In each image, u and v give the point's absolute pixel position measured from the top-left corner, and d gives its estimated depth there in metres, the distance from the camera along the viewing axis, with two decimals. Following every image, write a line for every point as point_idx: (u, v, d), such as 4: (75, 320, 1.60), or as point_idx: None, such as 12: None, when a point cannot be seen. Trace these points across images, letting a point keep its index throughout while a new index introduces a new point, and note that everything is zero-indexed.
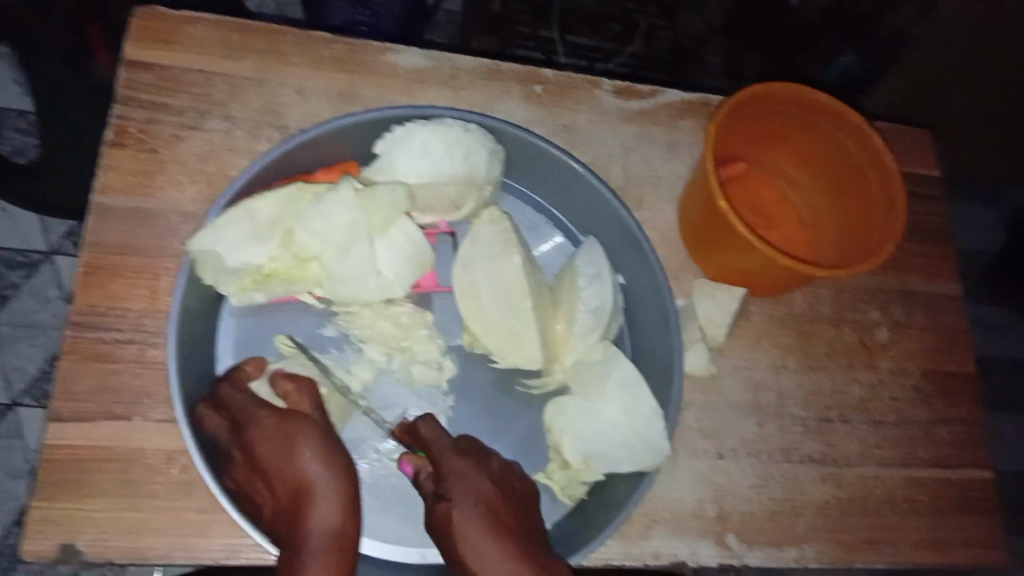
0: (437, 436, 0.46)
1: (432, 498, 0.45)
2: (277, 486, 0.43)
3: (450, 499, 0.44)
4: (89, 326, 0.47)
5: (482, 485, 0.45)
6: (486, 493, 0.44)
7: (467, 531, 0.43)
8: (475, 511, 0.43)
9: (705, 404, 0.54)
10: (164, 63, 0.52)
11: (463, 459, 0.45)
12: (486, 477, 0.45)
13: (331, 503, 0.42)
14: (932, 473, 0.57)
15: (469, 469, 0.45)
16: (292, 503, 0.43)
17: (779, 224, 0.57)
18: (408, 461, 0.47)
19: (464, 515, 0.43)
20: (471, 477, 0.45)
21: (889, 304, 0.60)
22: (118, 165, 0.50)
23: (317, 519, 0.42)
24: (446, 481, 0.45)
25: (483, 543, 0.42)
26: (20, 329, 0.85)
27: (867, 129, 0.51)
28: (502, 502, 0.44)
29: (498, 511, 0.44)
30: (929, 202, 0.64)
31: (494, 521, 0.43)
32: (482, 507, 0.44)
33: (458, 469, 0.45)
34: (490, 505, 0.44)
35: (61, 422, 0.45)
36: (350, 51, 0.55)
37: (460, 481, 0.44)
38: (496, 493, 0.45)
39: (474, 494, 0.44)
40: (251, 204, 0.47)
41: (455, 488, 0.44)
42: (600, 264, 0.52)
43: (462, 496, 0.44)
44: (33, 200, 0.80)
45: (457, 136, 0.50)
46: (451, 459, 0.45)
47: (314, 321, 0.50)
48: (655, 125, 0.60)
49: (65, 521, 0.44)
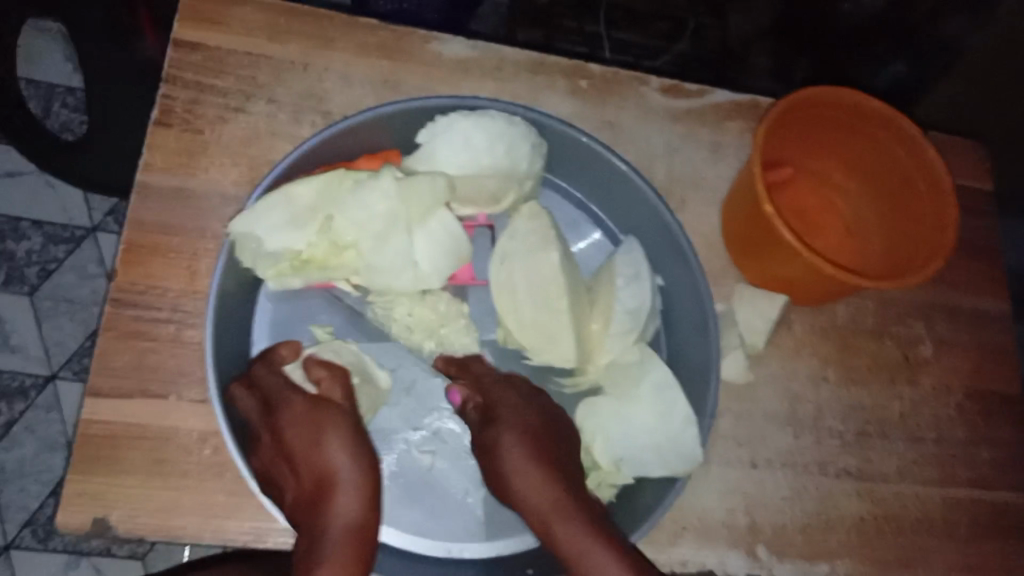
0: (488, 375, 0.48)
1: (479, 426, 0.47)
2: (302, 472, 0.44)
3: (501, 424, 0.46)
4: (129, 303, 0.47)
5: (529, 415, 0.46)
6: (534, 424, 0.46)
7: (511, 457, 0.45)
8: (522, 441, 0.45)
9: (740, 411, 0.53)
10: (211, 45, 0.52)
11: (513, 393, 0.47)
12: (533, 409, 0.47)
13: (353, 495, 0.43)
14: (970, 493, 0.56)
15: (521, 404, 0.47)
16: (315, 491, 0.43)
17: (826, 231, 0.56)
18: (454, 389, 0.48)
19: (513, 442, 0.45)
20: (520, 409, 0.46)
21: (934, 319, 0.59)
22: (162, 145, 0.50)
23: (339, 509, 0.42)
24: (499, 409, 0.46)
25: (527, 469, 0.45)
26: (61, 304, 0.86)
27: (921, 139, 0.50)
28: (548, 435, 0.46)
29: (543, 443, 0.46)
30: (980, 215, 0.62)
31: (539, 454, 0.45)
32: (530, 438, 0.45)
33: (511, 401, 0.47)
34: (535, 436, 0.46)
35: (98, 397, 0.45)
36: (396, 38, 0.55)
37: (511, 411, 0.46)
38: (543, 427, 0.46)
39: (525, 427, 0.46)
40: (292, 188, 0.46)
41: (507, 415, 0.46)
42: (639, 264, 0.51)
43: (514, 424, 0.46)
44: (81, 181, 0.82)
45: (500, 129, 0.49)
46: (502, 393, 0.47)
47: (349, 307, 0.50)
48: (701, 126, 0.59)
49: (99, 495, 0.44)
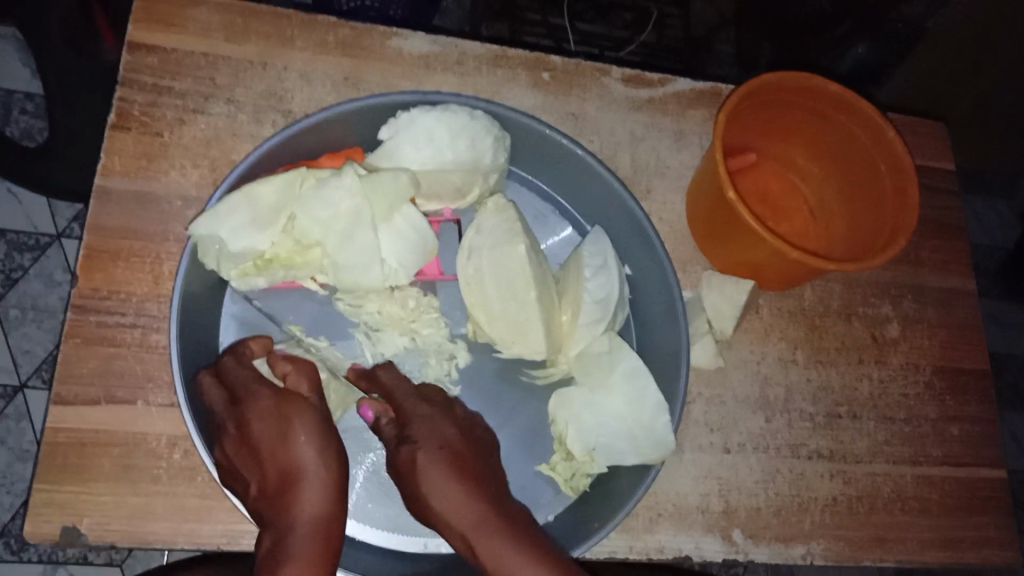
0: (398, 384, 0.46)
1: (392, 440, 0.44)
2: (266, 466, 0.42)
3: (415, 442, 0.43)
4: (92, 309, 0.47)
5: (447, 430, 0.44)
6: (451, 438, 0.43)
7: (430, 474, 0.42)
8: (440, 455, 0.42)
9: (711, 397, 0.53)
10: (168, 46, 0.51)
11: (426, 406, 0.45)
12: (450, 423, 0.44)
13: (320, 490, 0.42)
14: (940, 469, 0.57)
15: (432, 414, 0.44)
16: (280, 485, 0.42)
17: (790, 215, 0.57)
18: (367, 403, 0.45)
19: (429, 458, 0.42)
20: (434, 422, 0.44)
21: (900, 299, 0.59)
22: (121, 148, 0.50)
23: (304, 503, 0.41)
24: (412, 426, 0.44)
25: (448, 488, 0.41)
26: (27, 312, 0.85)
27: (880, 120, 0.50)
28: (467, 449, 0.43)
29: (463, 456, 0.43)
30: (942, 195, 0.63)
31: (461, 468, 0.42)
32: (448, 453, 0.43)
33: (422, 414, 0.44)
34: (453, 448, 0.43)
35: (64, 405, 0.45)
36: (356, 35, 0.55)
37: (425, 426, 0.44)
38: (461, 439, 0.44)
39: (440, 440, 0.43)
40: (253, 188, 0.45)
41: (420, 432, 0.43)
42: (606, 254, 0.51)
43: (428, 439, 0.43)
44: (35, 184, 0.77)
45: (463, 123, 0.49)
46: (415, 405, 0.45)
47: (317, 306, 0.49)
48: (664, 114, 0.59)
49: (67, 504, 0.44)
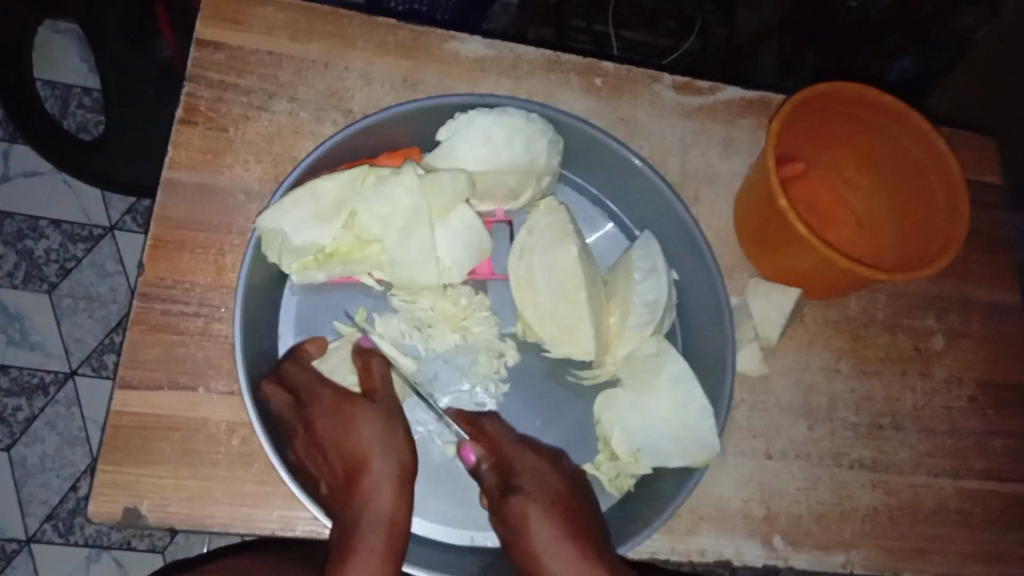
0: (504, 434, 0.47)
1: (494, 485, 0.47)
2: (333, 461, 0.45)
3: (528, 496, 0.45)
4: (157, 297, 0.48)
5: (554, 481, 0.46)
6: (558, 489, 0.46)
7: (542, 524, 0.44)
8: (551, 511, 0.45)
9: (755, 403, 0.54)
10: (234, 44, 0.53)
11: (533, 454, 0.47)
12: (556, 475, 0.47)
13: (384, 484, 0.44)
14: (982, 483, 0.57)
15: (539, 465, 0.47)
16: (348, 480, 0.45)
17: (838, 225, 0.57)
18: (466, 446, 0.47)
19: (539, 512, 0.44)
20: (542, 473, 0.46)
21: (945, 311, 0.59)
22: (188, 143, 0.51)
23: (371, 501, 0.44)
24: (521, 477, 0.46)
25: (560, 544, 0.44)
26: (80, 302, 0.88)
27: (931, 133, 0.51)
28: (573, 498, 0.46)
29: (572, 510, 0.45)
30: (990, 209, 0.63)
31: (570, 521, 0.45)
32: (557, 507, 0.45)
33: (530, 464, 0.46)
34: (563, 505, 0.45)
35: (128, 389, 0.46)
36: (414, 37, 0.56)
37: (532, 476, 0.46)
38: (567, 489, 0.46)
39: (550, 494, 0.45)
40: (317, 184, 0.47)
41: (530, 484, 0.45)
42: (655, 258, 0.51)
43: (539, 492, 0.45)
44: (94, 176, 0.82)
45: (519, 125, 0.50)
46: (522, 454, 0.46)
47: (374, 301, 0.51)
48: (713, 122, 0.59)
49: (130, 485, 0.45)
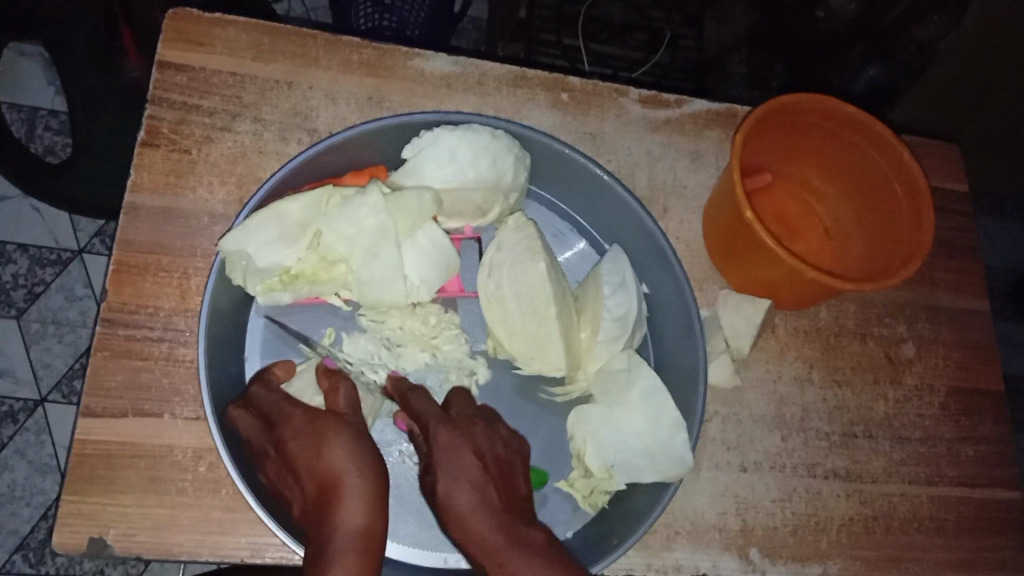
0: (426, 407, 0.46)
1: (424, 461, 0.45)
2: (305, 482, 0.43)
3: (437, 474, 0.43)
4: (120, 323, 0.48)
5: (466, 457, 0.43)
6: (471, 466, 0.43)
7: (449, 497, 0.42)
8: (461, 485, 0.42)
9: (728, 415, 0.54)
10: (196, 65, 0.53)
11: (448, 430, 0.44)
12: (472, 448, 0.44)
13: (358, 499, 0.42)
14: (955, 490, 0.57)
15: (453, 439, 0.44)
16: (320, 500, 0.42)
17: (806, 236, 0.57)
18: (398, 417, 0.48)
19: (451, 489, 0.42)
20: (455, 450, 0.43)
21: (915, 319, 0.60)
22: (151, 165, 0.51)
23: (346, 513, 0.41)
24: (436, 451, 0.43)
25: (466, 518, 0.41)
26: (49, 326, 0.87)
27: (895, 142, 0.51)
28: (491, 473, 0.43)
29: (485, 482, 0.42)
30: (956, 217, 0.63)
31: (482, 492, 0.42)
32: (469, 484, 0.42)
33: (442, 440, 0.43)
34: (474, 479, 0.42)
35: (92, 417, 0.46)
36: (380, 56, 0.56)
37: (446, 455, 0.43)
38: (481, 461, 0.43)
39: (460, 468, 0.43)
40: (280, 205, 0.46)
41: (441, 462, 0.43)
42: (625, 272, 0.51)
43: (449, 470, 0.43)
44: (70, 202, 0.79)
45: (484, 143, 0.50)
46: (437, 431, 0.44)
47: (341, 322, 0.50)
48: (681, 135, 0.60)
49: (94, 516, 0.45)
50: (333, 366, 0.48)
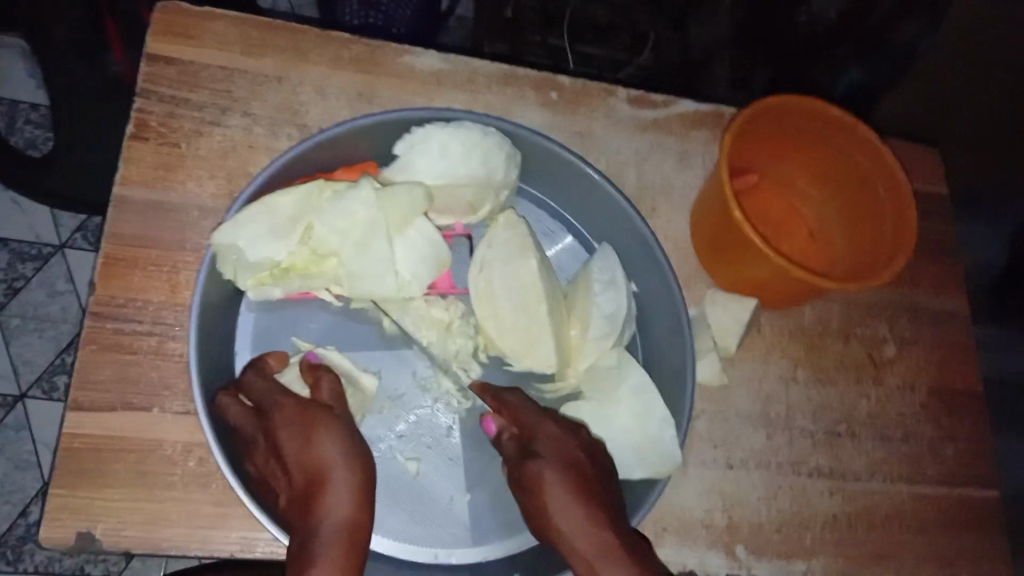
0: (524, 403, 0.47)
1: (514, 452, 0.47)
2: (293, 472, 0.43)
3: (543, 459, 0.45)
4: (109, 317, 0.47)
5: (572, 450, 0.46)
6: (578, 459, 0.46)
7: (552, 483, 0.44)
8: (565, 473, 0.44)
9: (715, 413, 0.54)
10: (186, 59, 0.52)
11: (553, 424, 0.47)
12: (574, 441, 0.46)
13: (347, 493, 0.42)
14: (935, 487, 0.58)
15: (559, 433, 0.46)
16: (307, 490, 0.43)
17: (791, 236, 0.58)
18: (489, 419, 0.49)
19: (557, 475, 0.44)
20: (561, 440, 0.46)
21: (896, 319, 0.61)
22: (140, 158, 0.50)
23: (331, 509, 0.42)
24: (539, 441, 0.46)
25: (567, 502, 0.43)
26: (30, 321, 0.87)
27: (879, 145, 0.52)
28: (590, 466, 0.46)
29: (587, 478, 0.45)
30: (937, 219, 0.64)
31: (582, 483, 0.44)
32: (573, 473, 0.45)
33: (550, 433, 0.46)
34: (576, 469, 0.45)
35: (79, 411, 0.45)
36: (370, 52, 0.56)
37: (551, 445, 0.46)
38: (584, 459, 0.46)
39: (565, 459, 0.45)
40: (273, 199, 0.46)
41: (547, 448, 0.46)
42: (615, 270, 0.52)
43: (555, 458, 0.45)
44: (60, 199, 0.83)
45: (476, 139, 0.50)
46: (541, 423, 0.47)
47: (331, 317, 0.50)
48: (668, 135, 0.60)
49: (82, 511, 0.44)
50: (315, 361, 0.48)
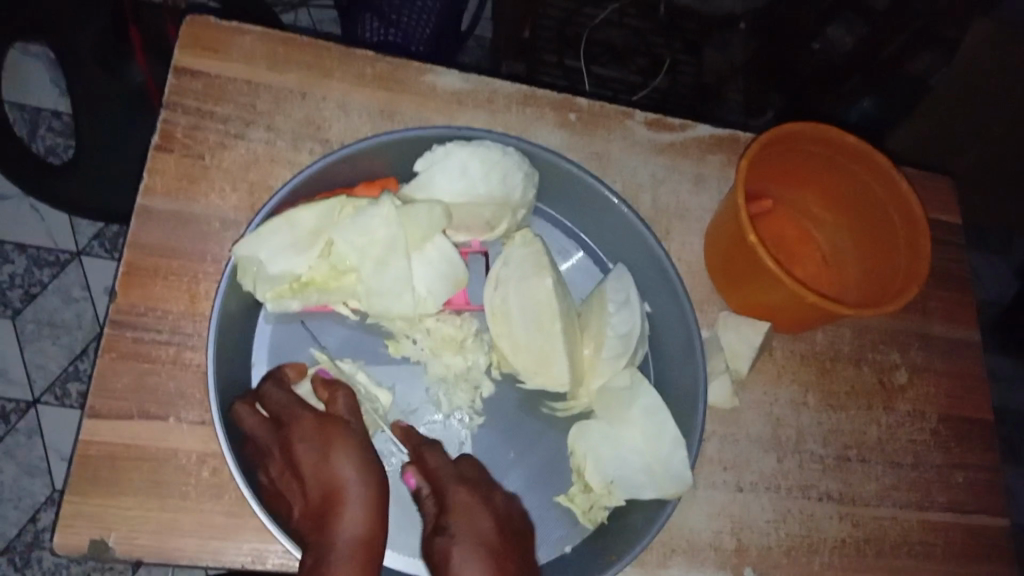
0: (442, 465, 0.46)
1: (432, 512, 0.46)
2: (309, 487, 0.45)
3: (453, 537, 0.44)
4: (128, 325, 0.48)
5: (484, 523, 0.45)
6: (488, 533, 0.44)
7: (460, 574, 0.42)
8: (473, 555, 0.43)
9: (725, 435, 0.55)
10: (212, 73, 0.53)
11: (467, 490, 0.46)
12: (487, 510, 0.45)
13: (360, 507, 0.43)
14: (944, 515, 0.58)
15: (472, 502, 0.45)
16: (322, 505, 0.44)
17: (804, 262, 0.58)
18: (410, 471, 0.47)
19: (465, 556, 0.43)
20: (470, 513, 0.45)
21: (908, 346, 0.61)
22: (164, 169, 0.51)
23: (347, 523, 0.43)
24: (449, 513, 0.45)
25: None
26: (44, 327, 0.88)
27: (894, 174, 0.52)
28: (501, 538, 0.44)
29: (499, 552, 0.44)
30: (950, 247, 0.65)
31: (493, 564, 0.43)
32: (483, 552, 0.43)
33: (462, 502, 0.45)
34: (488, 545, 0.44)
35: (97, 418, 0.46)
36: (392, 70, 0.57)
37: (461, 517, 0.45)
38: (498, 530, 0.45)
39: (476, 536, 0.44)
40: (294, 213, 0.47)
41: (457, 524, 0.44)
42: (629, 290, 0.52)
43: (464, 535, 0.44)
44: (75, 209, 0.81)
45: (495, 159, 0.51)
46: (455, 491, 0.45)
47: (348, 331, 0.51)
48: (685, 158, 0.61)
49: (96, 517, 0.44)
50: (328, 377, 0.48)
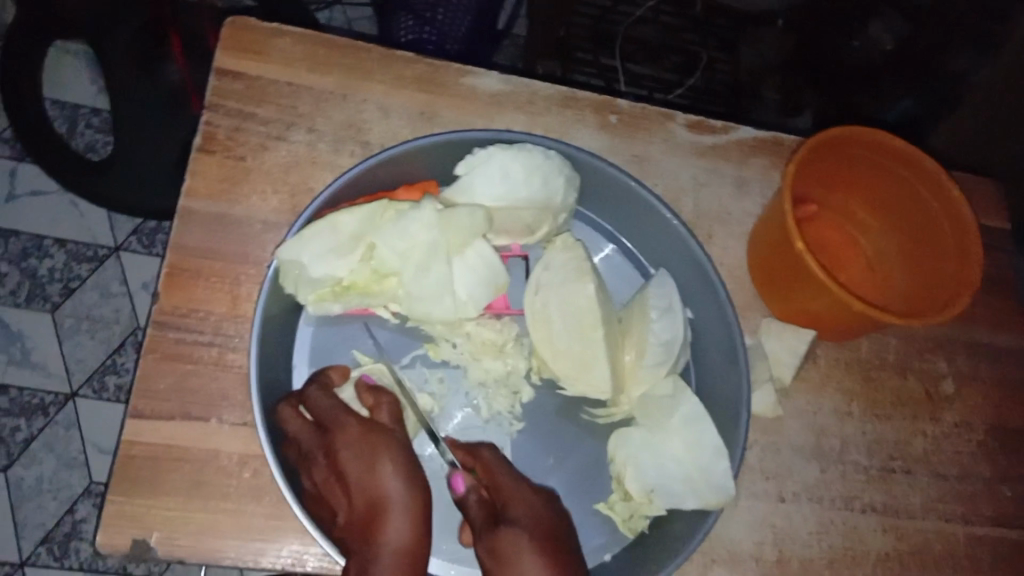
0: (497, 458, 0.47)
1: (479, 519, 0.45)
2: (355, 498, 0.44)
3: (514, 523, 0.44)
4: (170, 326, 0.48)
5: (542, 511, 0.45)
6: (545, 518, 0.44)
7: (521, 552, 0.42)
8: (535, 537, 0.43)
9: (767, 444, 0.54)
10: (253, 74, 0.53)
11: (527, 489, 0.46)
12: (542, 504, 0.45)
13: (404, 518, 0.43)
14: (992, 529, 0.56)
15: (532, 497, 0.45)
16: (366, 517, 0.43)
17: (849, 268, 0.57)
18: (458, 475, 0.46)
19: (526, 538, 0.43)
20: (530, 503, 0.45)
21: (954, 355, 0.60)
22: (206, 171, 0.51)
23: (390, 534, 0.43)
24: (510, 506, 0.45)
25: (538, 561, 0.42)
26: (82, 322, 0.89)
27: (944, 179, 0.51)
28: (555, 529, 0.44)
29: (553, 536, 0.44)
30: (998, 255, 0.63)
31: (550, 544, 0.43)
32: (541, 534, 0.43)
33: (520, 495, 0.45)
34: (547, 534, 0.44)
35: (140, 419, 0.46)
36: (433, 71, 0.56)
37: (521, 506, 0.45)
38: (552, 520, 0.45)
39: (536, 522, 0.44)
40: (337, 217, 0.47)
41: (517, 513, 0.44)
42: (671, 297, 0.51)
43: (525, 522, 0.44)
44: (127, 207, 0.86)
45: (538, 162, 0.50)
46: (514, 485, 0.46)
47: (389, 333, 0.51)
48: (727, 161, 0.60)
49: (138, 518, 0.45)
50: (371, 382, 0.48)
